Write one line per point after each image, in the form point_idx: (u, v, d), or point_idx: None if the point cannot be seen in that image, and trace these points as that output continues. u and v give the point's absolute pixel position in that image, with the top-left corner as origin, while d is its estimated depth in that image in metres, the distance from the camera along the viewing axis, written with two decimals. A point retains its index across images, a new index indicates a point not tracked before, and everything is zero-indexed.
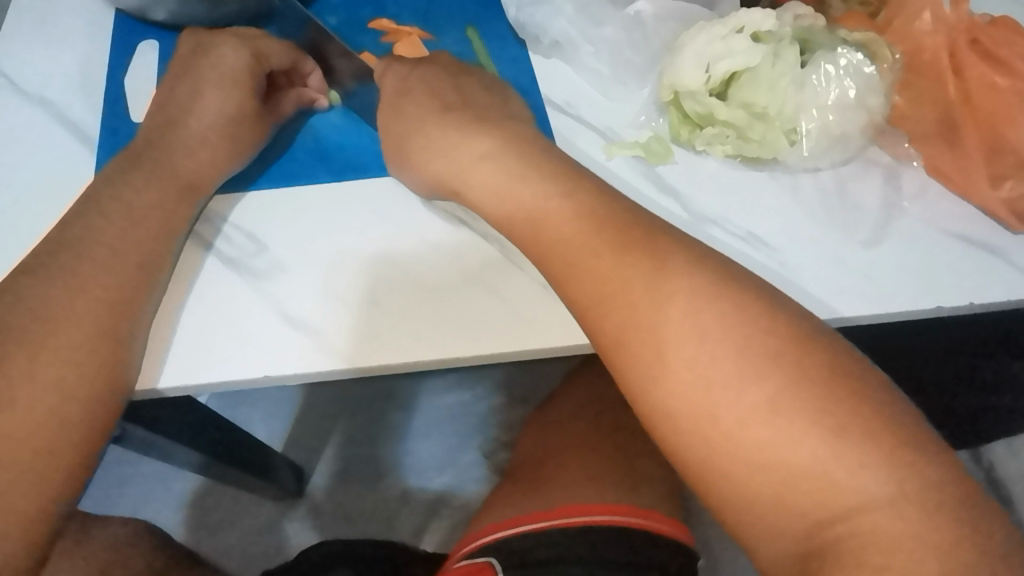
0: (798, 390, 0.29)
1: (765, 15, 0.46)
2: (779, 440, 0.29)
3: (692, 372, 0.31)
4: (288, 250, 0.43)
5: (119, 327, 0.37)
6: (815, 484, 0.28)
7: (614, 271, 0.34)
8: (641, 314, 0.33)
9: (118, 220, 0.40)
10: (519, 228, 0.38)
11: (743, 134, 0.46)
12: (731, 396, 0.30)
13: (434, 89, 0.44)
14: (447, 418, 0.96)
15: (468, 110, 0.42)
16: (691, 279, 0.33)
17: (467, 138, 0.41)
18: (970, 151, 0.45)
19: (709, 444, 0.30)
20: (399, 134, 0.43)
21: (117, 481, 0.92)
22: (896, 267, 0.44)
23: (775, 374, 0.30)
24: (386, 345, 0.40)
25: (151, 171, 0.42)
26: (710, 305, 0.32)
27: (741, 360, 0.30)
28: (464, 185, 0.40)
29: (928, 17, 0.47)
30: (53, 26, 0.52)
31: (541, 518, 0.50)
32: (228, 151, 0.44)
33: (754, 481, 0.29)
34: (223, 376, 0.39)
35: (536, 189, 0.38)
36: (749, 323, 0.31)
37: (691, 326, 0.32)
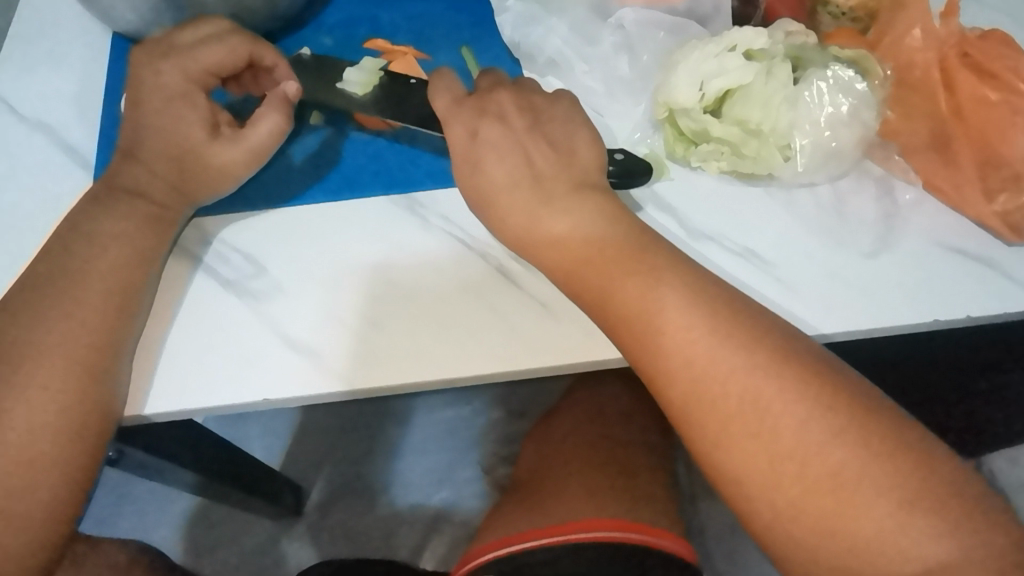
0: (798, 401, 0.34)
1: (757, 33, 0.46)
2: (786, 447, 0.33)
3: (706, 385, 0.35)
4: (286, 271, 0.43)
5: (109, 355, 0.38)
6: (824, 488, 0.32)
7: (643, 293, 0.37)
8: (665, 331, 0.36)
9: (109, 252, 0.40)
10: (544, 256, 0.40)
11: (737, 149, 0.46)
12: (738, 406, 0.34)
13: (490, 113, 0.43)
14: (448, 433, 0.95)
15: (511, 139, 0.42)
16: (696, 304, 0.36)
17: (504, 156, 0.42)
18: (963, 165, 0.46)
19: (750, 441, 0.34)
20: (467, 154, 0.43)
21: (112, 502, 0.91)
22: (892, 282, 0.44)
23: (782, 387, 0.34)
24: (386, 366, 0.40)
25: (142, 197, 0.42)
26: (721, 327, 0.35)
27: (751, 376, 0.34)
28: (495, 201, 0.41)
29: (918, 33, 0.48)
30: (48, 48, 0.52)
31: (542, 535, 0.50)
32: (221, 167, 0.43)
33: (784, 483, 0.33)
34: (222, 401, 0.39)
35: (560, 220, 0.40)
36: (754, 345, 0.35)
37: (699, 345, 0.35)
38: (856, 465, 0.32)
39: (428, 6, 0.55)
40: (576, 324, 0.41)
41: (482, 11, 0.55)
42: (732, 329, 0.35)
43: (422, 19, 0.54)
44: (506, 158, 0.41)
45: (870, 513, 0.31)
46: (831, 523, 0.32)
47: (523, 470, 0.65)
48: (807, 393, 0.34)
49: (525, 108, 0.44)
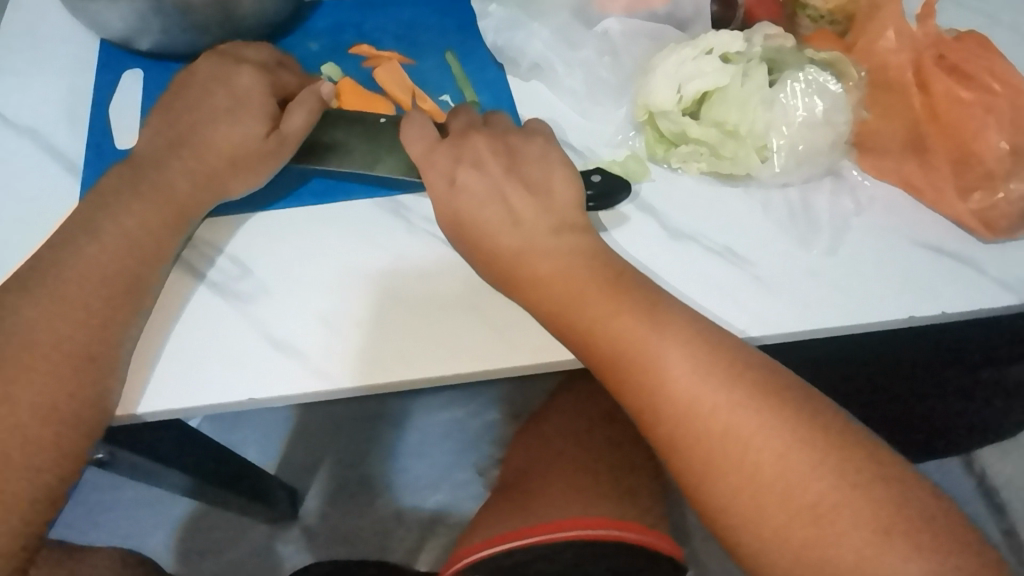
0: (758, 400, 0.35)
1: (733, 36, 0.47)
2: (754, 451, 0.34)
3: (670, 381, 0.36)
4: (271, 273, 0.44)
5: (104, 356, 0.38)
6: (780, 480, 0.33)
7: (607, 297, 0.39)
8: (620, 334, 0.38)
9: (102, 245, 0.41)
10: (514, 258, 0.41)
11: (716, 151, 0.47)
12: (698, 403, 0.35)
13: (464, 154, 0.44)
14: (442, 436, 0.96)
15: (485, 157, 0.44)
16: (652, 310, 0.38)
17: (480, 186, 0.43)
18: (939, 165, 0.47)
19: (717, 446, 0.35)
20: (438, 188, 0.44)
21: (108, 506, 0.92)
22: (867, 279, 0.45)
23: (740, 385, 0.36)
24: (369, 365, 0.41)
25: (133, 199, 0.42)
26: (677, 330, 0.37)
27: (707, 376, 0.36)
28: (471, 219, 0.42)
29: (892, 35, 0.48)
30: (38, 56, 0.53)
31: (529, 533, 0.50)
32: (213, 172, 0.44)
33: (754, 484, 0.34)
34: (207, 400, 0.40)
35: (538, 227, 0.41)
36: (706, 347, 0.37)
37: (659, 345, 0.37)
38: (814, 457, 0.34)
39: (413, 13, 0.56)
40: None
41: (467, 17, 0.56)
42: (688, 333, 0.37)
43: (407, 25, 0.55)
44: (481, 171, 0.43)
45: (824, 504, 0.33)
46: (790, 514, 0.33)
47: (511, 470, 0.66)
48: (756, 390, 0.36)
49: (499, 151, 0.45)
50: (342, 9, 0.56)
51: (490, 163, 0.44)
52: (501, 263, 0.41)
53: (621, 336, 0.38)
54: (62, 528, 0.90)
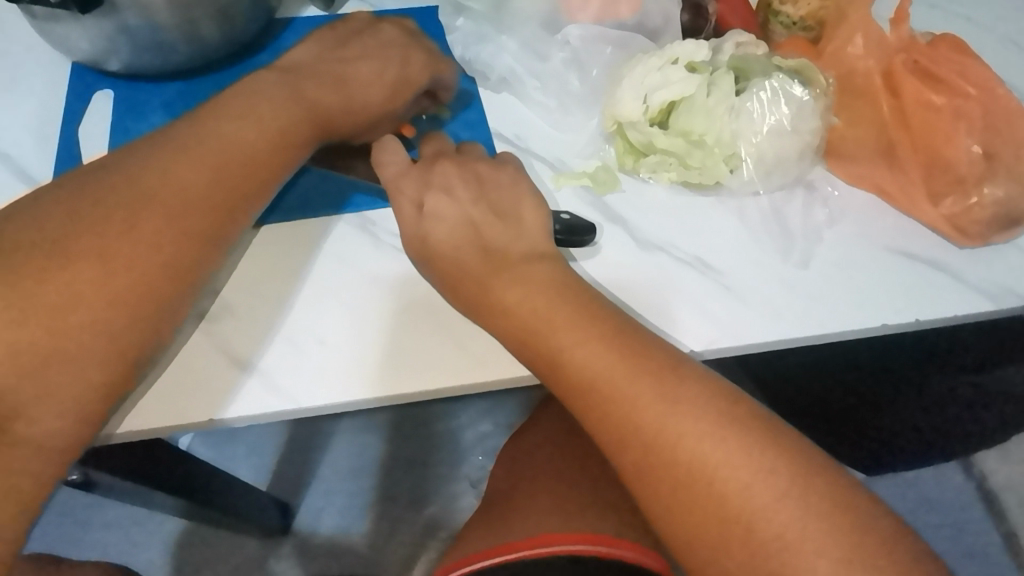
0: (726, 422, 0.33)
1: (698, 45, 0.47)
2: (720, 475, 0.32)
3: (626, 397, 0.34)
4: (233, 291, 0.43)
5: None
6: (742, 501, 0.31)
7: (561, 309, 0.37)
8: (575, 347, 0.36)
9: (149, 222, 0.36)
10: (471, 267, 0.39)
11: (684, 160, 0.47)
12: (653, 418, 0.33)
13: (437, 178, 0.42)
14: (435, 448, 0.96)
15: (455, 183, 0.42)
16: (607, 324, 0.37)
17: (449, 206, 0.41)
18: (909, 170, 0.46)
19: (682, 471, 0.32)
20: (405, 211, 0.42)
21: (101, 525, 0.92)
22: (837, 288, 0.44)
23: (700, 399, 0.34)
24: (332, 383, 0.40)
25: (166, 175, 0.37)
26: (634, 345, 0.36)
27: (665, 391, 0.34)
28: (431, 235, 0.40)
29: (860, 40, 0.48)
30: (11, 79, 0.53)
31: (506, 551, 0.50)
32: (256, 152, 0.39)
33: (719, 512, 0.31)
34: (165, 422, 0.39)
35: (498, 236, 0.40)
36: (662, 364, 0.35)
37: (614, 360, 0.35)
38: (778, 473, 0.32)
39: None
40: None
41: (437, 31, 0.56)
42: (643, 348, 0.36)
43: None
44: (451, 197, 0.41)
45: (786, 526, 0.31)
46: (749, 537, 0.31)
47: (494, 482, 0.65)
48: (716, 406, 0.34)
49: (469, 178, 0.42)
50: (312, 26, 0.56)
51: (455, 182, 0.42)
52: (461, 277, 0.39)
53: (584, 354, 0.35)
54: (54, 545, 0.90)
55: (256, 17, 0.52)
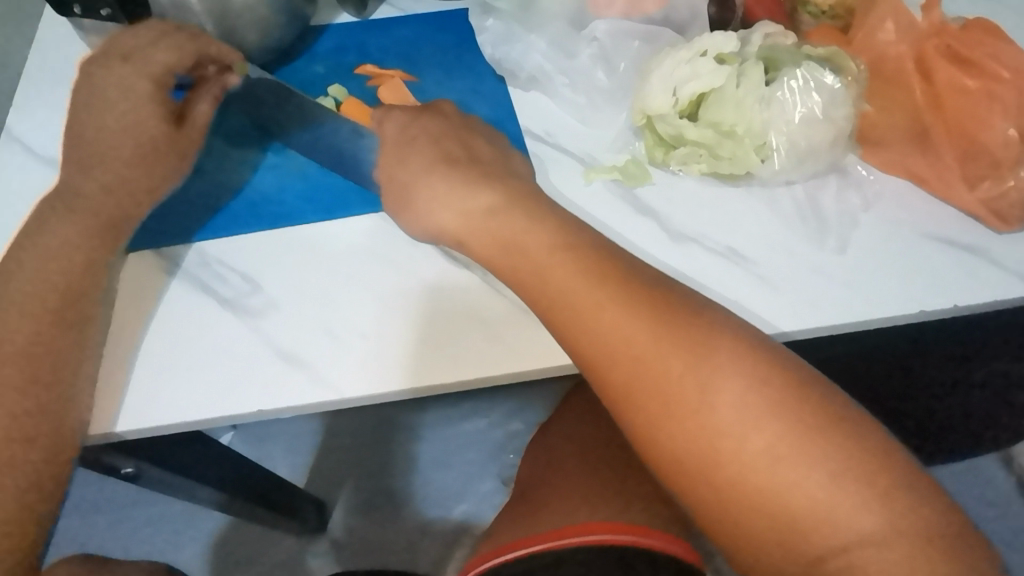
0: (778, 424, 0.32)
1: (727, 37, 0.47)
2: (767, 483, 0.31)
3: (656, 376, 0.34)
4: (279, 288, 0.45)
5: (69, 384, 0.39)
6: (775, 480, 0.31)
7: (587, 292, 0.37)
8: (605, 329, 0.36)
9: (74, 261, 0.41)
10: (485, 254, 0.41)
11: (714, 152, 0.47)
12: (687, 398, 0.33)
13: (436, 141, 0.45)
14: (465, 445, 0.97)
15: (452, 154, 0.44)
16: (636, 300, 0.36)
17: (457, 187, 0.42)
18: (945, 156, 0.46)
19: (727, 475, 0.32)
20: (402, 183, 0.44)
21: (146, 520, 0.95)
22: (872, 275, 0.44)
23: (738, 375, 0.33)
24: (375, 373, 0.42)
25: (112, 154, 0.43)
26: (669, 323, 0.35)
27: (697, 368, 0.33)
28: (462, 234, 0.42)
29: (891, 27, 0.48)
30: (65, 91, 0.56)
31: (540, 541, 0.50)
32: (144, 145, 0.44)
33: (766, 516, 0.31)
34: (216, 413, 0.41)
35: (480, 197, 0.42)
36: (697, 342, 0.34)
37: (645, 339, 0.35)
38: (840, 478, 0.30)
39: (417, 31, 0.57)
40: None
41: (467, 33, 0.57)
42: (679, 325, 0.35)
43: (407, 44, 0.57)
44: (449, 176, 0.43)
45: (818, 500, 0.30)
46: (780, 513, 0.31)
47: (524, 476, 0.65)
48: (754, 381, 0.33)
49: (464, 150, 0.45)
50: (345, 32, 0.58)
51: (438, 142, 0.45)
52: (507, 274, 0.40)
53: (627, 356, 0.35)
54: (101, 540, 0.94)
55: (294, 25, 0.54)
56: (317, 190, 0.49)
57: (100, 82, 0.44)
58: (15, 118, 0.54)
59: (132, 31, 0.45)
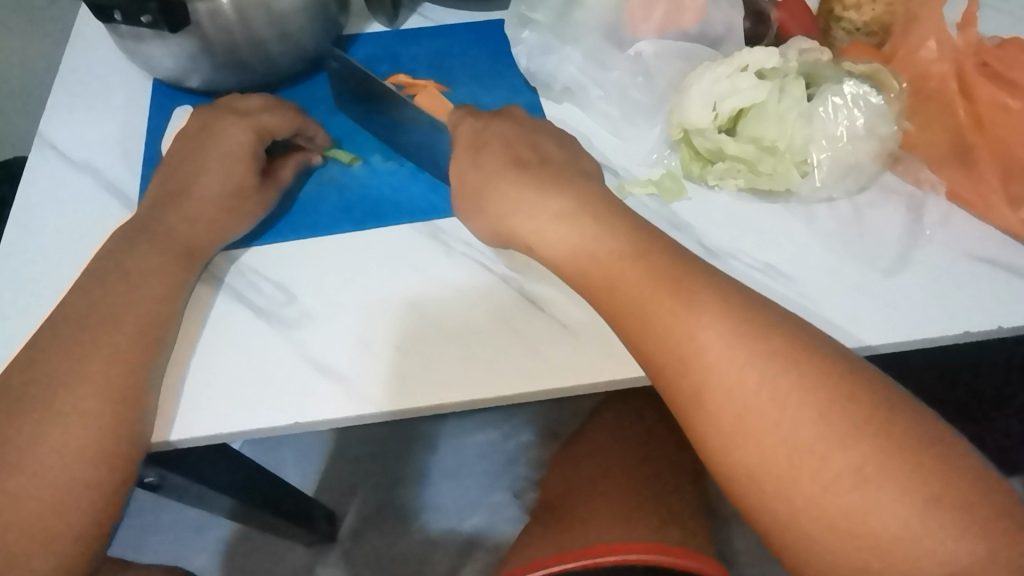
0: (847, 432, 0.31)
1: (769, 52, 0.47)
2: (840, 496, 0.30)
3: (729, 389, 0.34)
4: (316, 298, 0.45)
5: (134, 386, 0.38)
6: (839, 506, 0.30)
7: (664, 304, 0.36)
8: (679, 339, 0.35)
9: (133, 286, 0.41)
10: (560, 260, 0.41)
11: (754, 167, 0.46)
12: (759, 414, 0.33)
13: (508, 144, 0.45)
14: (479, 456, 0.96)
15: (528, 158, 0.45)
16: (714, 312, 0.35)
17: (544, 193, 0.42)
18: (986, 174, 0.45)
19: (796, 487, 0.31)
20: (473, 184, 0.44)
21: (155, 528, 0.94)
22: (917, 296, 0.43)
23: (816, 397, 0.32)
24: (415, 388, 0.41)
25: (203, 192, 0.46)
26: (749, 337, 0.34)
27: (775, 385, 0.33)
28: (535, 237, 0.42)
29: (933, 44, 0.48)
30: (96, 97, 0.56)
31: (570, 559, 0.48)
32: (231, 185, 0.46)
33: (839, 532, 0.30)
34: (252, 425, 0.40)
35: (553, 200, 0.42)
36: (779, 359, 0.34)
37: (722, 351, 0.34)
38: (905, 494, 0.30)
39: (449, 43, 0.58)
40: (601, 348, 0.42)
41: (500, 45, 0.57)
42: (761, 339, 0.34)
43: (441, 55, 0.57)
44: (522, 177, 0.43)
45: (881, 522, 0.30)
46: (842, 529, 0.30)
47: (547, 494, 0.64)
48: (832, 404, 0.32)
49: (538, 156, 0.45)
50: (378, 41, 0.58)
51: (510, 145, 0.45)
52: (580, 278, 0.40)
53: (696, 359, 0.35)
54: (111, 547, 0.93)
55: (328, 35, 0.54)
56: (396, 194, 0.50)
57: (212, 129, 0.48)
58: (48, 122, 0.54)
59: (246, 98, 0.50)
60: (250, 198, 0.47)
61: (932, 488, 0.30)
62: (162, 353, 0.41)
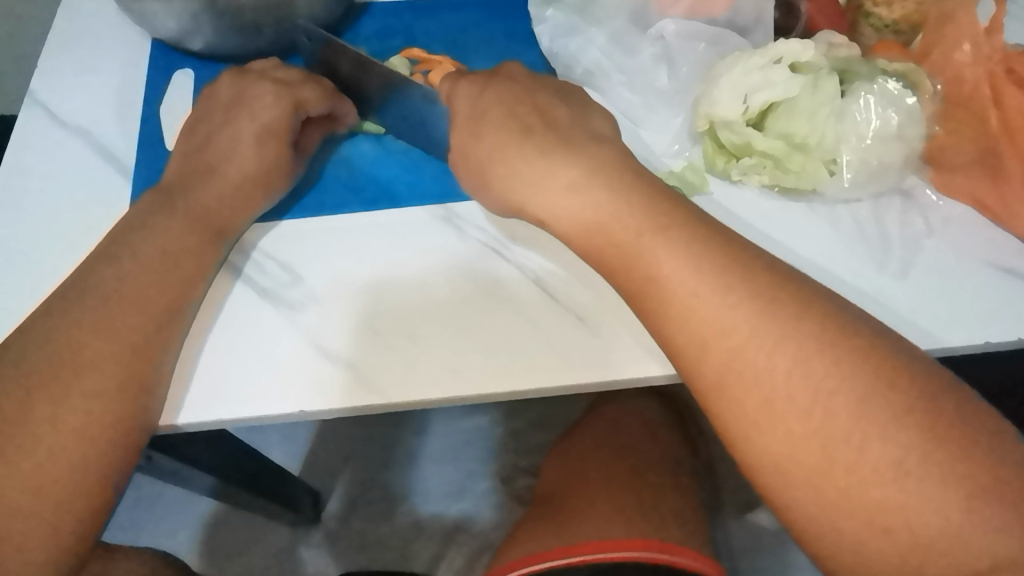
0: (875, 444, 0.30)
1: (804, 46, 0.45)
2: (870, 501, 0.30)
3: (755, 382, 0.32)
4: (321, 280, 0.43)
5: (136, 367, 0.36)
6: (864, 501, 0.30)
7: (686, 285, 0.34)
8: (702, 328, 0.34)
9: (137, 260, 0.39)
10: (575, 239, 0.39)
11: (782, 164, 0.45)
12: (785, 410, 0.31)
13: (511, 112, 0.42)
14: (466, 442, 0.94)
15: (535, 123, 0.42)
16: (737, 299, 0.33)
17: (555, 164, 0.40)
18: (1013, 183, 0.44)
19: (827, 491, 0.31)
20: (478, 158, 0.42)
21: (134, 505, 0.92)
22: (934, 300, 0.42)
23: (844, 394, 0.31)
24: (425, 378, 0.40)
25: (237, 166, 0.43)
26: (780, 328, 0.32)
27: (803, 376, 0.32)
28: (550, 215, 0.40)
29: (968, 49, 0.46)
30: (90, 55, 0.53)
31: (571, 553, 0.47)
32: (267, 160, 0.44)
33: (866, 533, 0.30)
34: (256, 412, 0.39)
35: (561, 170, 0.39)
36: (808, 354, 0.32)
37: (752, 341, 0.33)
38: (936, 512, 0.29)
39: (466, 17, 0.55)
40: (614, 341, 0.41)
41: (519, 22, 0.55)
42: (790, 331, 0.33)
43: (456, 30, 0.55)
44: (537, 147, 0.40)
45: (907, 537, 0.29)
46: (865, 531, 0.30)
47: (545, 486, 0.63)
48: (859, 404, 0.30)
49: (545, 120, 0.42)
50: (390, 11, 0.55)
51: (512, 111, 0.42)
52: (602, 258, 0.38)
53: (721, 355, 0.33)
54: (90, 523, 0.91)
55: (340, 4, 0.51)
56: (409, 174, 0.48)
57: (249, 96, 0.45)
58: (38, 80, 0.51)
59: (284, 68, 0.47)
60: (266, 169, 0.44)
61: (964, 504, 0.29)
62: (178, 337, 0.39)
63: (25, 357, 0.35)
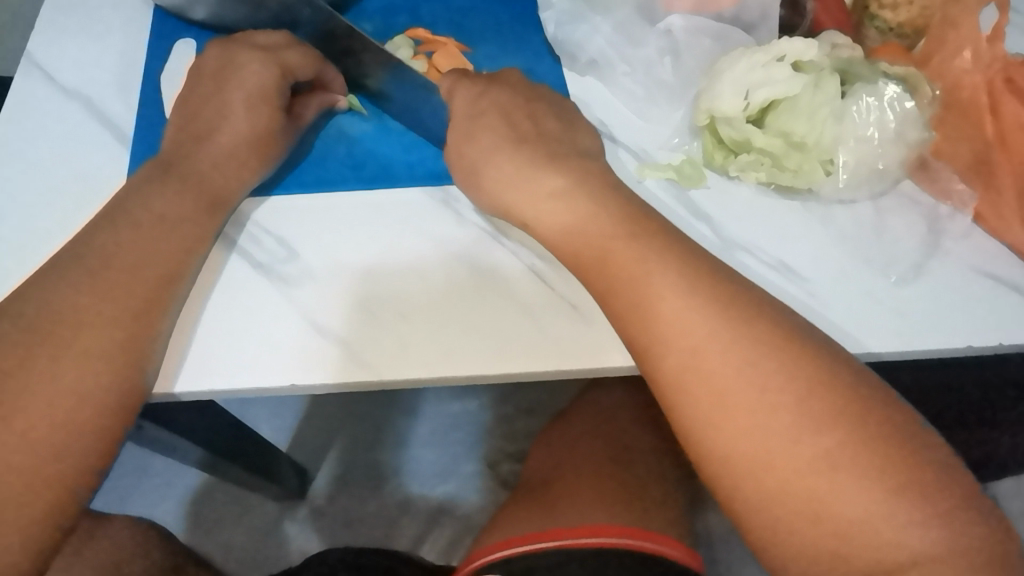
0: (851, 441, 0.31)
1: (807, 44, 0.46)
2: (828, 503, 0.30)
3: (730, 379, 0.33)
4: (318, 256, 0.43)
5: (136, 332, 0.37)
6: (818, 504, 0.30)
7: (674, 282, 0.35)
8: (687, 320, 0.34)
9: (139, 227, 0.39)
10: (552, 241, 0.40)
11: (779, 162, 0.45)
12: (748, 421, 0.32)
13: (509, 118, 0.43)
14: (454, 426, 0.94)
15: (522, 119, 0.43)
16: (713, 306, 0.34)
17: (541, 170, 0.41)
18: (1006, 194, 0.45)
19: (784, 492, 0.31)
20: (467, 157, 0.43)
21: (121, 474, 0.92)
22: (922, 304, 0.43)
23: (822, 393, 0.32)
24: (418, 358, 0.40)
25: (237, 138, 0.43)
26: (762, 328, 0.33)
27: (767, 373, 0.32)
28: (529, 217, 0.40)
29: (968, 54, 0.46)
30: (90, 20, 0.52)
31: (550, 538, 0.48)
32: (263, 130, 0.44)
33: (825, 535, 0.30)
34: (250, 383, 0.39)
35: (546, 177, 0.41)
36: (789, 353, 0.33)
37: (721, 344, 0.33)
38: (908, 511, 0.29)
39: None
40: (606, 328, 0.41)
41: (524, 6, 0.55)
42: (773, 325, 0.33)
43: (462, 11, 0.54)
44: (522, 145, 0.42)
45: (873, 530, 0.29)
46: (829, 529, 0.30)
47: (531, 471, 0.64)
48: (837, 405, 0.31)
49: (534, 127, 0.43)
50: None
51: (506, 115, 0.43)
52: (573, 257, 0.39)
53: (686, 354, 0.34)
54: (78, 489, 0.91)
55: None
56: (412, 156, 0.48)
57: (235, 64, 0.45)
58: (37, 43, 0.51)
59: (270, 35, 0.47)
60: (266, 148, 0.44)
61: (936, 505, 0.30)
62: (175, 306, 0.39)
63: (25, 318, 0.35)
